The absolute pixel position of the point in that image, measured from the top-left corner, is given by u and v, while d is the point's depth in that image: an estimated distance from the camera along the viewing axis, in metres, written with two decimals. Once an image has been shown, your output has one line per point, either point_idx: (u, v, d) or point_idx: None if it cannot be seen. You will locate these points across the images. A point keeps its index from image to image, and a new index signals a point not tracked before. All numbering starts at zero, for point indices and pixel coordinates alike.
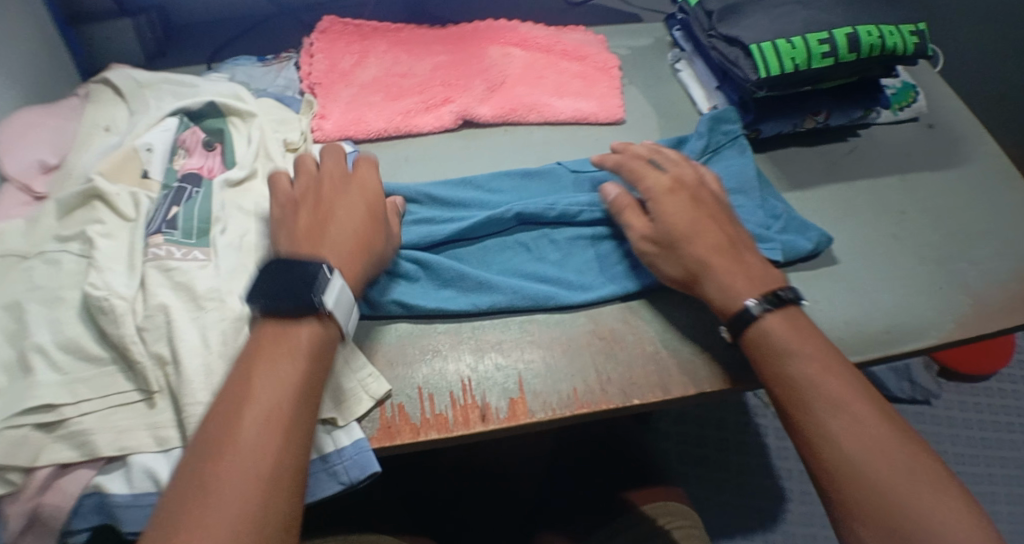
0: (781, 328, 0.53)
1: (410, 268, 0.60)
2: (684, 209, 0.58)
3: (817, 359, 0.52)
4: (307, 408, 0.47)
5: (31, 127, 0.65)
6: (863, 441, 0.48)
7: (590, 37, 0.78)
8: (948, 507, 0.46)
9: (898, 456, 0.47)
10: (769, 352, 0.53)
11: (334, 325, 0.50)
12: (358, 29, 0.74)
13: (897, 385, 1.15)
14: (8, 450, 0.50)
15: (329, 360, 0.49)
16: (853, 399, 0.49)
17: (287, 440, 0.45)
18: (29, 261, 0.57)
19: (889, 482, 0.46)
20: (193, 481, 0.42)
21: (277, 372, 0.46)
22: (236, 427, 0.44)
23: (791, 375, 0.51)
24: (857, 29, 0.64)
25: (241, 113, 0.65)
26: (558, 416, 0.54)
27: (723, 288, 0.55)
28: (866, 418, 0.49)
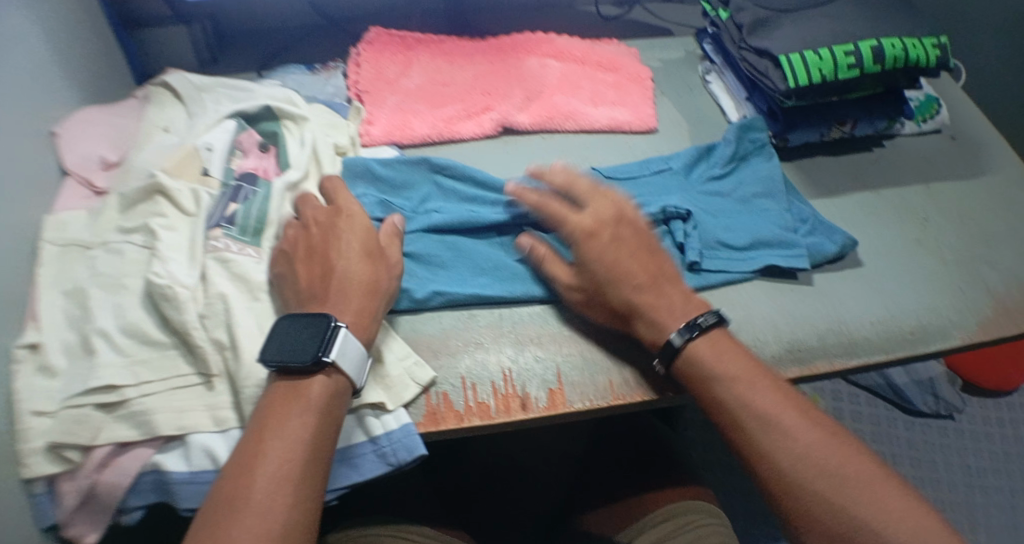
0: (707, 354, 0.55)
1: (448, 258, 0.63)
2: (604, 250, 0.59)
3: (747, 379, 0.54)
4: (318, 467, 0.49)
5: (92, 125, 0.68)
6: (799, 456, 0.51)
7: (624, 49, 0.81)
8: (884, 503, 0.49)
9: (830, 465, 0.51)
10: (699, 378, 0.55)
11: (344, 377, 0.52)
12: (403, 40, 0.78)
13: (921, 399, 1.16)
14: (71, 428, 0.53)
15: (340, 412, 0.52)
16: (784, 416, 0.53)
17: (297, 501, 0.48)
18: (93, 250, 0.61)
19: (828, 491, 0.50)
20: (206, 537, 0.46)
21: (290, 435, 0.49)
22: (249, 489, 0.47)
23: (724, 401, 0.54)
24: (881, 42, 0.67)
25: (294, 117, 0.68)
26: (595, 407, 0.57)
27: (651, 324, 0.57)
28: (797, 433, 0.52)
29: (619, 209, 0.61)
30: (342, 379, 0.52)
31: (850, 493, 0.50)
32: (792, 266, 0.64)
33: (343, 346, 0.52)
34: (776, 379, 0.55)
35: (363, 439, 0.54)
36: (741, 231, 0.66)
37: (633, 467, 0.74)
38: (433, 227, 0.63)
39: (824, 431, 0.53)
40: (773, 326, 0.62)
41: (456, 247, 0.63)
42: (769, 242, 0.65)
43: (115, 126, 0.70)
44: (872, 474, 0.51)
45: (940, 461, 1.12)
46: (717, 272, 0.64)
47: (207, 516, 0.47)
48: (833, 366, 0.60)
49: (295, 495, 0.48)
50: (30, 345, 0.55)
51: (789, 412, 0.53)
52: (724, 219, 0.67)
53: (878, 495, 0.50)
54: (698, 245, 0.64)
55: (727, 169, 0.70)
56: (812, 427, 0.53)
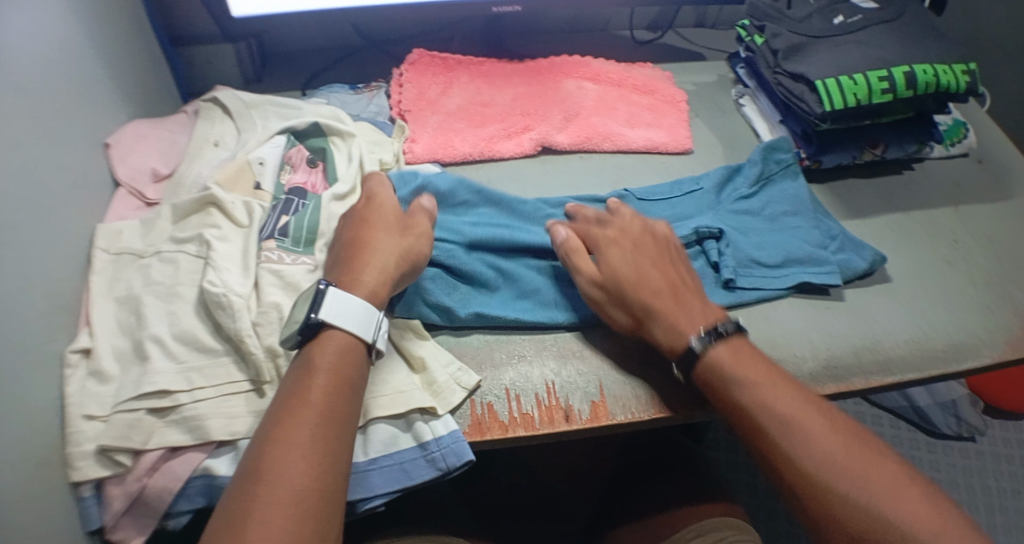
0: (728, 358, 0.56)
1: (491, 278, 0.63)
2: (624, 257, 0.61)
3: (766, 385, 0.55)
4: (337, 421, 0.51)
5: (146, 139, 0.71)
6: (824, 459, 0.51)
7: (658, 73, 0.83)
8: (909, 507, 0.49)
9: (852, 462, 0.51)
10: (720, 383, 0.55)
11: (350, 334, 0.54)
12: (444, 62, 0.81)
13: (943, 420, 1.15)
14: (124, 432, 0.54)
15: (353, 371, 0.54)
16: (805, 417, 0.53)
17: (321, 453, 0.49)
18: (145, 259, 0.62)
19: (855, 493, 0.49)
20: (238, 503, 0.47)
21: (309, 396, 0.51)
22: (275, 448, 0.48)
23: (746, 406, 0.54)
24: (913, 67, 0.69)
25: (342, 133, 0.71)
26: (638, 419, 0.58)
27: (670, 329, 0.58)
28: (819, 433, 0.52)
29: (645, 224, 0.64)
30: (344, 336, 0.54)
31: (875, 497, 0.49)
32: (824, 283, 0.65)
33: (331, 304, 0.54)
34: (796, 385, 0.56)
35: (412, 444, 0.55)
36: (773, 249, 0.67)
37: (669, 478, 0.73)
38: (476, 250, 0.64)
39: (846, 434, 0.52)
40: (810, 342, 0.63)
41: (496, 267, 0.64)
42: (800, 260, 0.66)
43: (166, 140, 0.72)
44: (894, 475, 0.50)
45: (963, 483, 1.11)
46: (751, 289, 0.65)
47: (239, 482, 0.48)
48: (869, 381, 0.61)
49: (315, 448, 0.49)
50: (83, 350, 0.57)
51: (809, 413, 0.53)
52: (756, 237, 0.68)
53: (903, 496, 0.49)
54: (732, 262, 0.65)
55: (755, 188, 0.72)
56: (832, 431, 0.52)
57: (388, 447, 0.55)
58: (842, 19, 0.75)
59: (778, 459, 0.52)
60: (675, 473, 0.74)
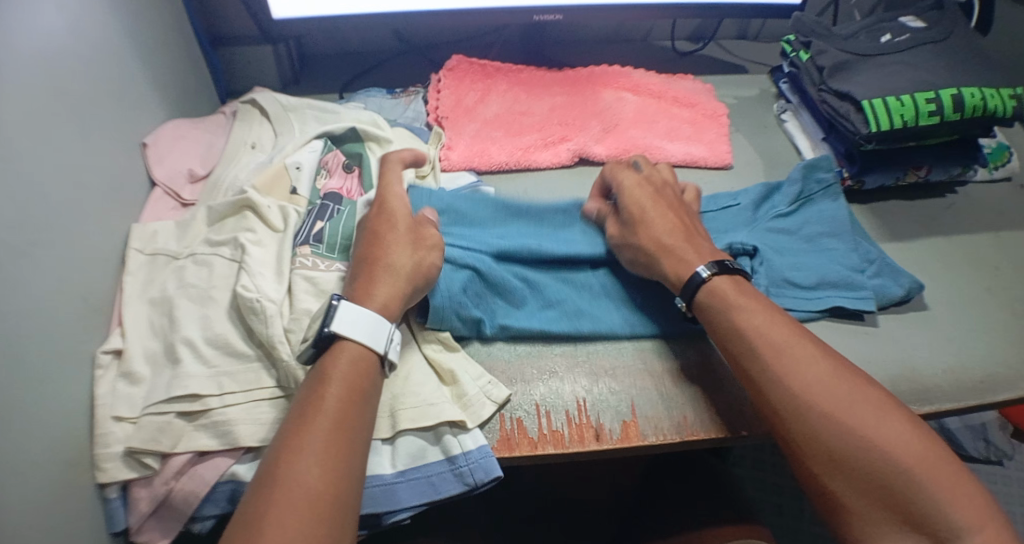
0: (729, 288, 0.57)
1: (517, 286, 0.62)
2: (643, 198, 0.65)
3: (760, 314, 0.55)
4: (352, 430, 0.50)
5: (184, 140, 0.71)
6: (812, 385, 0.51)
7: (699, 86, 0.82)
8: (895, 434, 0.49)
9: (842, 390, 0.51)
10: (719, 307, 0.57)
11: (360, 345, 0.54)
12: (482, 69, 0.80)
13: (972, 444, 1.12)
14: (154, 435, 0.54)
15: (366, 382, 0.53)
16: (795, 344, 0.54)
17: (336, 459, 0.49)
18: (180, 261, 0.62)
19: (839, 416, 0.50)
20: (252, 510, 0.46)
21: (323, 403, 0.51)
22: (290, 455, 0.48)
23: (740, 329, 0.55)
24: (961, 90, 0.67)
25: (379, 140, 0.71)
26: (669, 441, 0.57)
27: (677, 262, 0.60)
28: (807, 360, 0.53)
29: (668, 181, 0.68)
30: (356, 347, 0.54)
31: (857, 417, 0.50)
32: (859, 309, 0.63)
33: (341, 316, 0.54)
34: (791, 317, 0.56)
35: (440, 458, 0.55)
36: (808, 270, 0.65)
37: (698, 492, 0.72)
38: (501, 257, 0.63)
39: (839, 365, 0.53)
40: None
41: (522, 276, 0.63)
42: (836, 284, 0.64)
43: (203, 141, 0.72)
44: (883, 404, 0.51)
45: None
46: (782, 308, 0.63)
47: (255, 491, 0.47)
48: (907, 411, 0.59)
49: (327, 453, 0.49)
50: (114, 351, 0.57)
51: (800, 342, 0.53)
52: (792, 257, 0.66)
53: (889, 422, 0.50)
54: (764, 280, 0.63)
55: (793, 207, 0.70)
56: (825, 359, 0.53)
57: (416, 460, 0.55)
58: (889, 38, 0.73)
59: (765, 379, 0.53)
60: (705, 488, 0.73)
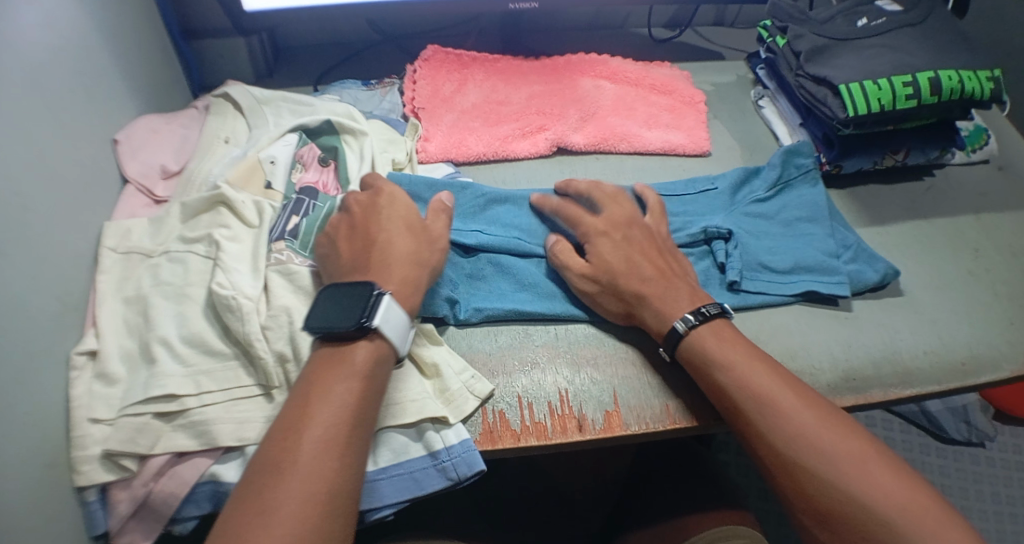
0: (709, 339, 0.56)
1: (489, 271, 0.64)
2: (613, 248, 0.61)
3: (744, 364, 0.54)
4: (362, 428, 0.50)
5: (156, 134, 0.70)
6: (797, 446, 0.50)
7: (677, 72, 0.82)
8: (879, 482, 0.48)
9: (827, 440, 0.50)
10: (703, 363, 0.55)
11: (389, 344, 0.53)
12: (459, 58, 0.79)
13: (955, 428, 1.14)
14: (132, 436, 0.53)
15: (384, 377, 0.53)
16: (778, 394, 0.52)
17: (344, 458, 0.48)
18: (154, 258, 0.61)
19: (824, 471, 0.49)
20: (258, 500, 0.45)
21: (335, 393, 0.50)
22: (297, 445, 0.47)
23: (724, 386, 0.54)
24: (938, 73, 0.68)
25: (354, 131, 0.69)
26: (652, 430, 0.57)
27: (658, 314, 0.58)
28: (789, 411, 0.52)
29: (632, 213, 0.64)
30: (386, 344, 0.53)
31: (845, 476, 0.49)
32: (833, 293, 0.63)
33: (385, 312, 0.53)
34: (772, 364, 0.55)
35: (423, 453, 0.54)
36: (784, 254, 0.65)
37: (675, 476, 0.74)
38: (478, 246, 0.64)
39: (822, 412, 0.52)
40: (829, 354, 0.61)
41: (497, 262, 0.64)
42: (811, 268, 0.64)
43: (176, 136, 0.71)
44: (866, 449, 0.50)
45: (973, 489, 1.10)
46: (756, 293, 0.63)
47: (256, 472, 0.47)
48: (888, 395, 0.59)
49: (339, 447, 0.48)
50: (89, 352, 0.56)
51: (784, 392, 0.52)
52: (768, 241, 0.66)
53: (873, 474, 0.49)
54: (740, 264, 0.63)
55: (772, 192, 0.69)
56: (809, 408, 0.52)
57: (399, 456, 0.54)
58: (866, 22, 0.73)
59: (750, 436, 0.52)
60: (682, 471, 0.74)
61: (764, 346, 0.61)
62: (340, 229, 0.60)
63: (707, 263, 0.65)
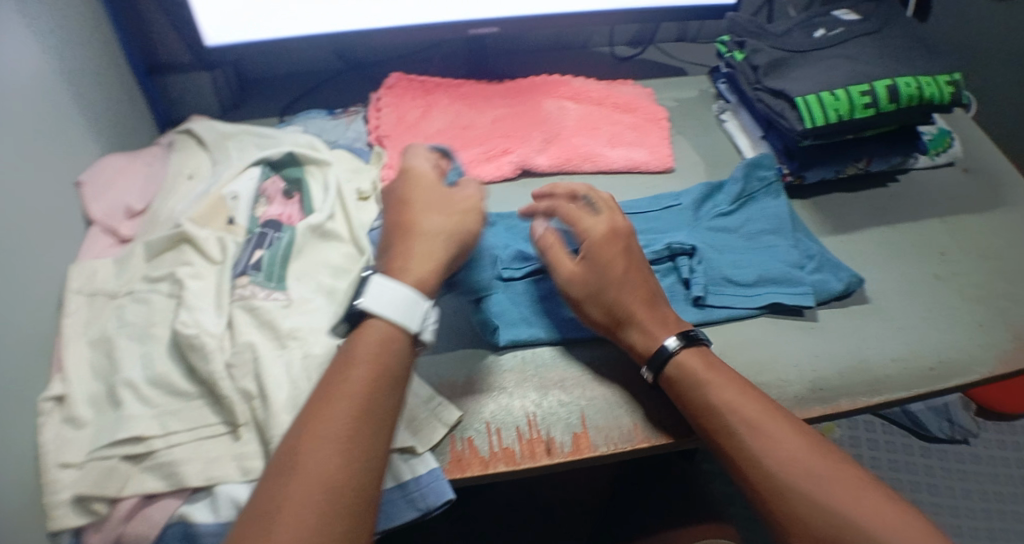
0: (696, 362, 0.56)
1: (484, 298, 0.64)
2: (615, 259, 0.60)
3: (733, 388, 0.55)
4: (379, 422, 0.49)
5: (121, 173, 0.69)
6: (785, 472, 0.50)
7: (639, 90, 0.82)
8: (871, 506, 0.48)
9: (817, 463, 0.50)
10: (692, 385, 0.55)
11: (393, 325, 0.53)
12: (422, 84, 0.80)
13: (937, 425, 1.14)
14: (101, 479, 0.53)
15: (398, 368, 0.52)
16: (769, 419, 0.53)
17: (360, 452, 0.47)
18: (119, 299, 0.61)
19: (815, 494, 0.49)
20: (275, 502, 0.44)
21: (350, 387, 0.49)
22: (315, 442, 0.46)
23: (715, 407, 0.54)
24: (896, 81, 0.68)
25: (317, 161, 0.70)
26: (621, 450, 0.56)
27: (645, 332, 0.58)
28: (780, 435, 0.52)
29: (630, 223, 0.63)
30: (388, 324, 0.53)
31: (838, 501, 0.48)
32: (797, 304, 0.63)
33: (373, 291, 0.53)
34: (757, 391, 0.55)
35: (391, 485, 0.54)
36: (749, 268, 0.65)
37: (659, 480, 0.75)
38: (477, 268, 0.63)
39: (811, 438, 0.52)
40: (798, 366, 0.61)
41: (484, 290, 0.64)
42: (775, 280, 0.65)
43: (141, 174, 0.71)
44: (856, 476, 0.50)
45: (959, 488, 1.10)
46: (722, 307, 0.63)
47: (273, 474, 0.46)
48: (858, 404, 0.59)
49: (356, 444, 0.47)
50: (56, 397, 0.55)
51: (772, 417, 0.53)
52: (732, 255, 0.67)
53: (866, 498, 0.49)
54: (704, 279, 0.64)
55: (735, 206, 0.70)
56: (797, 434, 0.52)
57: None
58: (823, 33, 0.74)
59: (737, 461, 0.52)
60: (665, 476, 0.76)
61: (733, 361, 0.61)
62: (393, 201, 0.61)
63: (672, 279, 0.65)
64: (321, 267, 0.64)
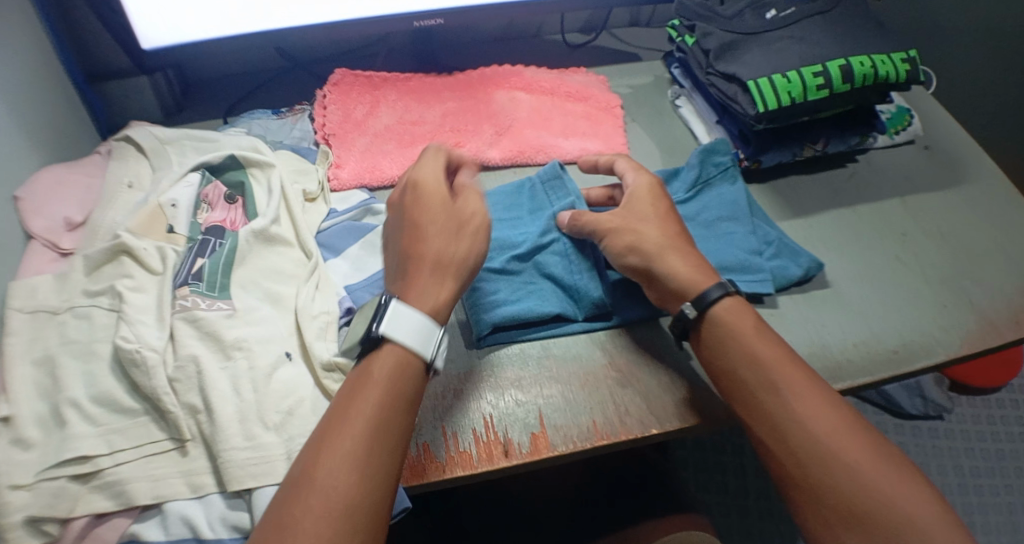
0: (730, 316, 0.57)
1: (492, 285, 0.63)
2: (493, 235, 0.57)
3: (763, 347, 0.55)
4: (391, 443, 0.48)
5: (58, 185, 0.67)
6: (810, 426, 0.51)
7: (592, 78, 0.82)
8: (884, 475, 0.49)
9: (838, 429, 0.51)
10: (720, 341, 0.57)
11: (408, 349, 0.51)
12: (369, 80, 0.79)
13: (910, 402, 1.15)
14: (48, 501, 0.51)
15: (411, 389, 0.51)
16: (794, 380, 0.54)
17: (374, 472, 0.47)
18: (61, 316, 0.59)
19: (836, 450, 0.50)
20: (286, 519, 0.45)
21: (363, 406, 0.49)
22: (327, 460, 0.47)
23: (739, 362, 0.55)
24: (849, 61, 0.67)
25: (260, 164, 0.68)
26: (579, 449, 0.56)
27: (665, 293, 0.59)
28: (805, 397, 0.53)
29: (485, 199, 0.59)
30: (403, 350, 0.51)
31: (853, 462, 0.50)
32: (755, 292, 0.63)
33: (394, 318, 0.51)
34: (793, 352, 0.56)
35: None
36: (705, 256, 0.65)
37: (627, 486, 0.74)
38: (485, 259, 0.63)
39: (833, 404, 0.53)
40: None
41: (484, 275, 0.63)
42: (733, 268, 0.64)
43: (79, 185, 0.68)
44: (872, 449, 0.51)
45: (934, 463, 1.11)
46: None
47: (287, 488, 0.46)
48: None
49: (366, 465, 0.47)
50: (1, 419, 0.53)
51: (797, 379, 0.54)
52: None
53: (880, 469, 0.50)
54: None
55: (692, 193, 0.69)
56: (821, 399, 0.53)
57: None
58: (775, 13, 0.72)
59: (754, 413, 0.54)
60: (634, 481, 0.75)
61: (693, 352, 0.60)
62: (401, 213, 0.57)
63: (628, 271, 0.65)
64: (268, 274, 0.62)
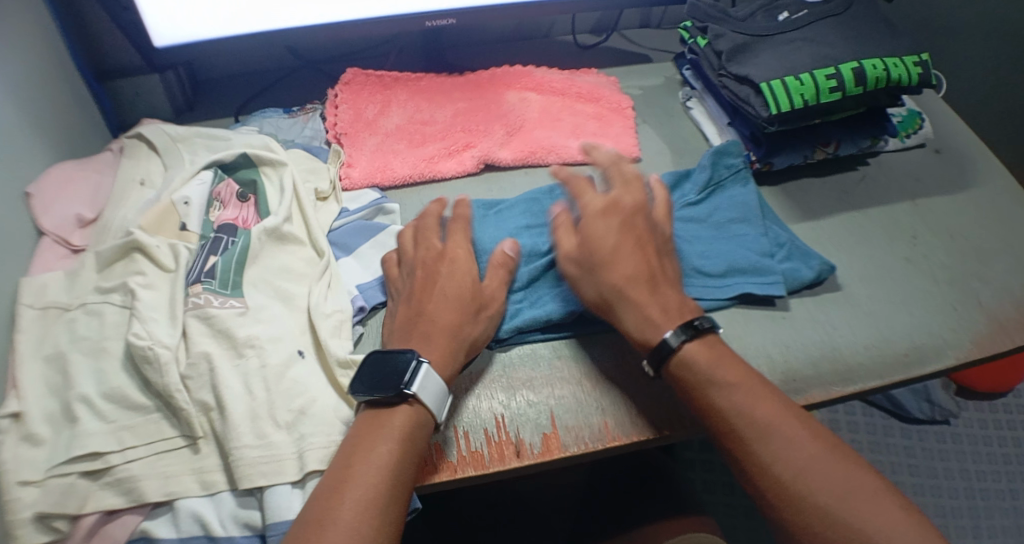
0: (702, 357, 0.54)
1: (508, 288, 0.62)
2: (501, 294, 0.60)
3: (745, 388, 0.53)
4: (399, 492, 0.49)
5: (70, 182, 0.67)
6: (801, 466, 0.49)
7: (603, 79, 0.82)
8: (888, 519, 0.47)
9: (835, 472, 0.49)
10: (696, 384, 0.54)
11: (430, 412, 0.53)
12: (380, 79, 0.79)
13: (916, 406, 1.15)
14: (58, 498, 0.51)
15: (421, 443, 0.52)
16: (779, 421, 0.51)
17: (383, 522, 0.47)
18: (71, 312, 0.59)
19: (830, 503, 0.48)
20: None
21: (376, 454, 0.49)
22: (340, 505, 0.47)
23: (720, 405, 0.53)
24: (862, 63, 0.67)
25: (272, 163, 0.68)
26: (591, 450, 0.56)
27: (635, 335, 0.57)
28: (794, 440, 0.50)
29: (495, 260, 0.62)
30: (425, 411, 0.52)
31: (852, 509, 0.47)
32: (767, 293, 0.62)
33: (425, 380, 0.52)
34: (776, 390, 0.54)
35: None
36: (717, 257, 0.64)
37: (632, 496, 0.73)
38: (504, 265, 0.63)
39: (826, 443, 0.51)
40: (768, 356, 0.61)
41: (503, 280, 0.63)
42: (745, 270, 0.64)
43: (91, 183, 0.68)
44: (877, 490, 0.48)
45: (940, 467, 1.11)
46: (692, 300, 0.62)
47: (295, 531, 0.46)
48: (830, 394, 0.59)
49: (375, 512, 0.47)
50: (12, 415, 0.53)
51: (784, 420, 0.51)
52: (701, 245, 0.65)
53: (884, 512, 0.47)
54: None
55: (703, 195, 0.69)
56: (815, 438, 0.51)
57: None
58: (787, 16, 0.73)
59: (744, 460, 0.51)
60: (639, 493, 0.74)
61: None
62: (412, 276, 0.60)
63: None
64: (279, 272, 0.62)
